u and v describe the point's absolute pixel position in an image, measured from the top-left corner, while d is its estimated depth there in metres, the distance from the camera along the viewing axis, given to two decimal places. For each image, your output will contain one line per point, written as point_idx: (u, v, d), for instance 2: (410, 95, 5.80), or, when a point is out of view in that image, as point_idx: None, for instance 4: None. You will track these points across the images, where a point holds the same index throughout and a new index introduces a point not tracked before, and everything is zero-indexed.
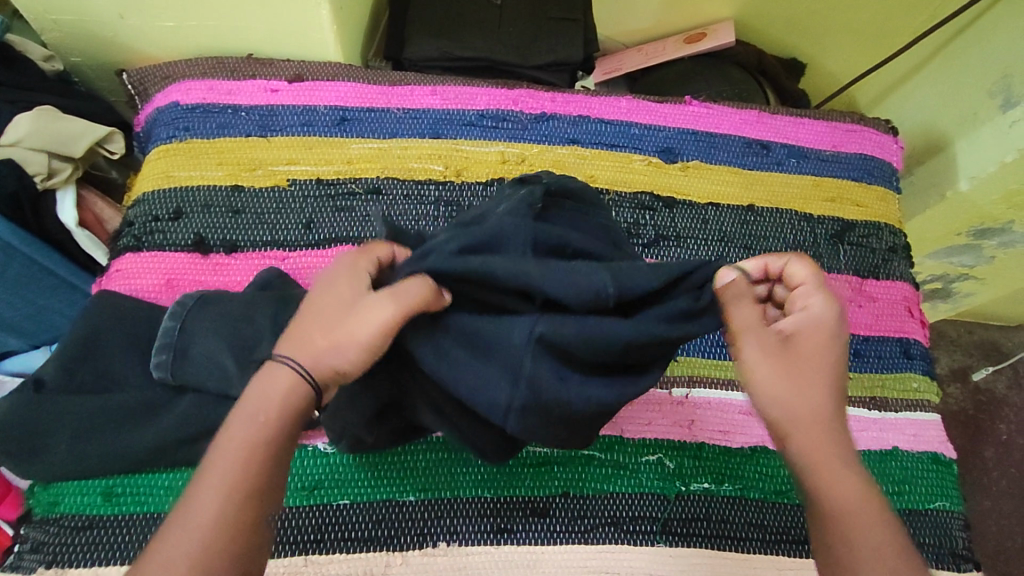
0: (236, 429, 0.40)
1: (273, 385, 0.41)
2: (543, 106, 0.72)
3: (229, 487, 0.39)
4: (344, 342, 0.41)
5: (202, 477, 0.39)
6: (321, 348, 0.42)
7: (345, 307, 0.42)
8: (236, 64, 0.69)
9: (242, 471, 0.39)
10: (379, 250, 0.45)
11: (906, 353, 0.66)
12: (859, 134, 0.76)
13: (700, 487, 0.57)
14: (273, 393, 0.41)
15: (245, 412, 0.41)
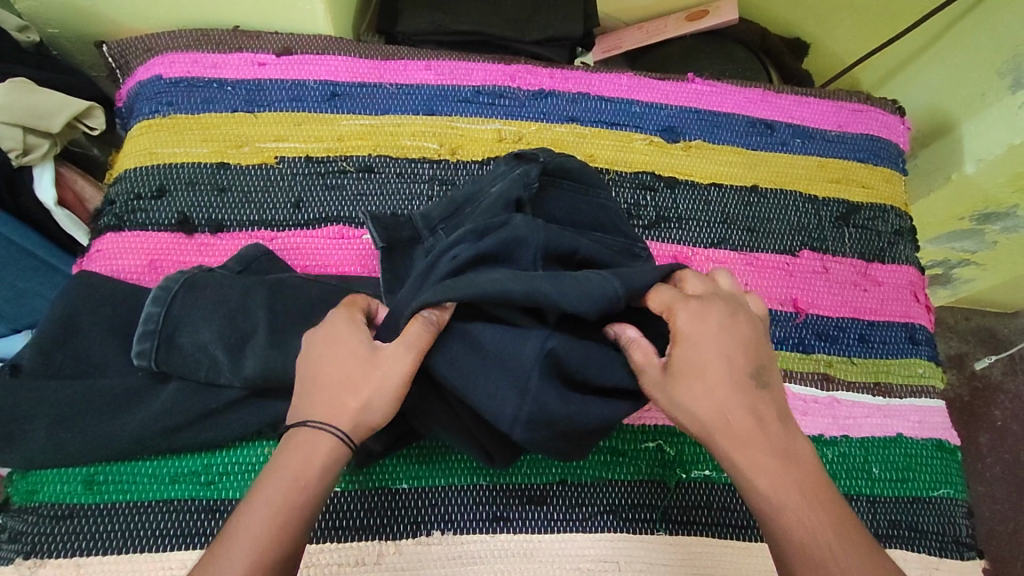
0: (272, 489, 0.39)
1: (309, 448, 0.41)
2: (542, 82, 0.69)
3: (265, 550, 0.37)
4: (375, 398, 0.42)
5: (234, 538, 0.37)
6: (348, 401, 0.42)
7: (362, 363, 0.43)
8: (221, 36, 0.66)
9: (279, 537, 0.38)
10: (361, 304, 0.48)
11: (911, 338, 0.65)
12: (866, 114, 0.74)
13: (702, 474, 0.55)
14: (306, 455, 0.40)
15: (280, 473, 0.40)
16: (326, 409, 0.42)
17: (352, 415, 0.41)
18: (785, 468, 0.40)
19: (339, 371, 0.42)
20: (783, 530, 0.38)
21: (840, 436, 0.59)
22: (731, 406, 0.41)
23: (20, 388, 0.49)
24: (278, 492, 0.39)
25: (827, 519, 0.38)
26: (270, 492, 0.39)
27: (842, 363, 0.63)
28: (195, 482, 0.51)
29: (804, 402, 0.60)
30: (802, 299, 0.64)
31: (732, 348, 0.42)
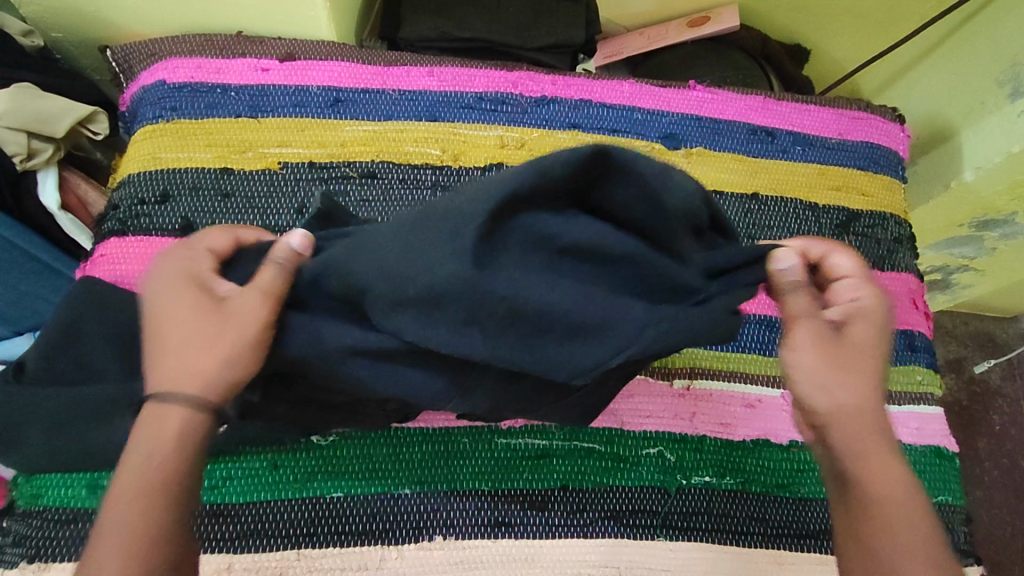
0: (130, 471, 0.39)
1: (156, 424, 0.40)
2: (544, 89, 0.70)
3: (142, 529, 0.38)
4: (217, 349, 0.41)
5: (107, 525, 0.38)
6: (197, 363, 0.41)
7: (193, 314, 0.42)
8: (224, 42, 0.67)
9: (148, 512, 0.39)
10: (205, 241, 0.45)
11: (910, 345, 0.65)
12: (866, 122, 0.74)
13: (701, 481, 0.56)
14: (161, 430, 0.40)
15: (135, 458, 0.40)
16: (173, 374, 0.41)
17: (199, 378, 0.41)
18: (895, 466, 0.42)
19: (176, 325, 0.42)
20: (891, 528, 0.40)
21: None
22: (862, 402, 0.42)
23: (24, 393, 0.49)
24: (144, 473, 0.39)
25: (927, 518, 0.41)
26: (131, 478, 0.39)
27: None
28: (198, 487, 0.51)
29: None
30: None
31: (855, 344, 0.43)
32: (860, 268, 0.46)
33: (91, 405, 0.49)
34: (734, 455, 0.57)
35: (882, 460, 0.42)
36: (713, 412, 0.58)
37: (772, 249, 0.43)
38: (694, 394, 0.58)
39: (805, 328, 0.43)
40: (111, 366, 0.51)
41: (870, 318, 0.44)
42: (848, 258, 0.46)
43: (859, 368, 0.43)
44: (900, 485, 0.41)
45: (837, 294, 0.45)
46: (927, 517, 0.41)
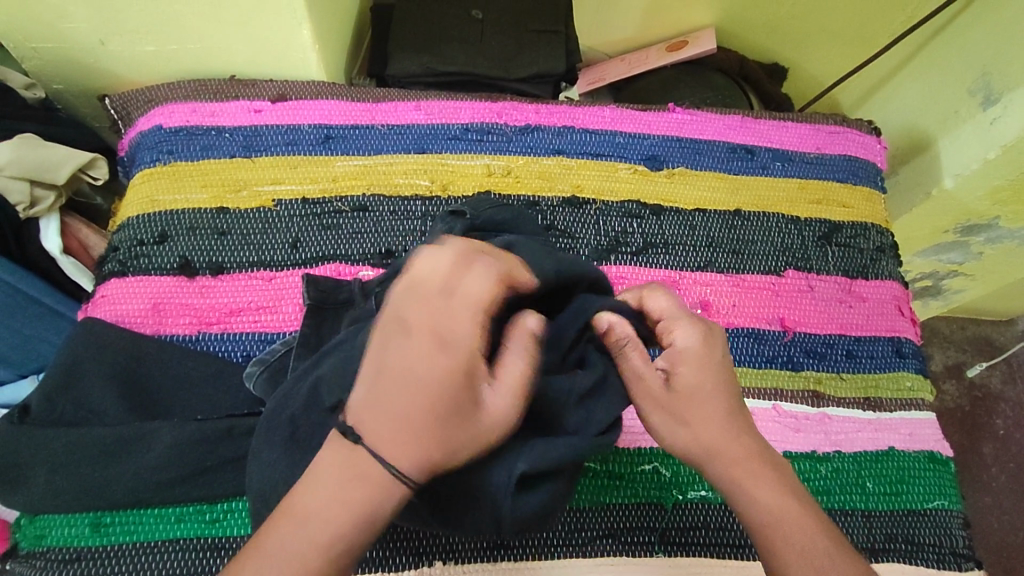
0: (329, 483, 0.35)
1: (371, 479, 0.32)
2: (527, 117, 0.72)
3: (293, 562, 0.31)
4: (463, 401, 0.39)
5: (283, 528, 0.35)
6: None
7: None
8: (219, 87, 0.69)
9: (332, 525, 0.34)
10: None
11: (898, 352, 0.66)
12: (841, 136, 0.76)
13: (698, 495, 0.56)
14: (342, 459, 0.33)
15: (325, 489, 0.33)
16: None
17: (421, 458, 0.32)
18: (767, 492, 0.42)
19: None
20: (779, 544, 0.40)
21: (833, 452, 0.60)
22: (716, 432, 0.43)
23: (27, 435, 0.50)
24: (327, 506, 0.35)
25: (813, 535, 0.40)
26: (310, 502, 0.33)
27: (831, 380, 0.64)
28: (200, 520, 0.52)
29: (795, 419, 0.61)
30: (788, 318, 0.66)
31: (708, 379, 0.44)
32: (674, 307, 0.47)
33: (92, 445, 0.50)
34: None
35: (756, 473, 0.42)
36: None
37: (593, 313, 0.46)
38: None
39: (640, 384, 0.44)
40: (110, 406, 0.52)
41: (698, 355, 0.44)
42: (661, 296, 0.48)
43: (707, 399, 0.43)
44: (776, 494, 0.42)
45: (669, 334, 0.46)
46: (814, 524, 0.41)
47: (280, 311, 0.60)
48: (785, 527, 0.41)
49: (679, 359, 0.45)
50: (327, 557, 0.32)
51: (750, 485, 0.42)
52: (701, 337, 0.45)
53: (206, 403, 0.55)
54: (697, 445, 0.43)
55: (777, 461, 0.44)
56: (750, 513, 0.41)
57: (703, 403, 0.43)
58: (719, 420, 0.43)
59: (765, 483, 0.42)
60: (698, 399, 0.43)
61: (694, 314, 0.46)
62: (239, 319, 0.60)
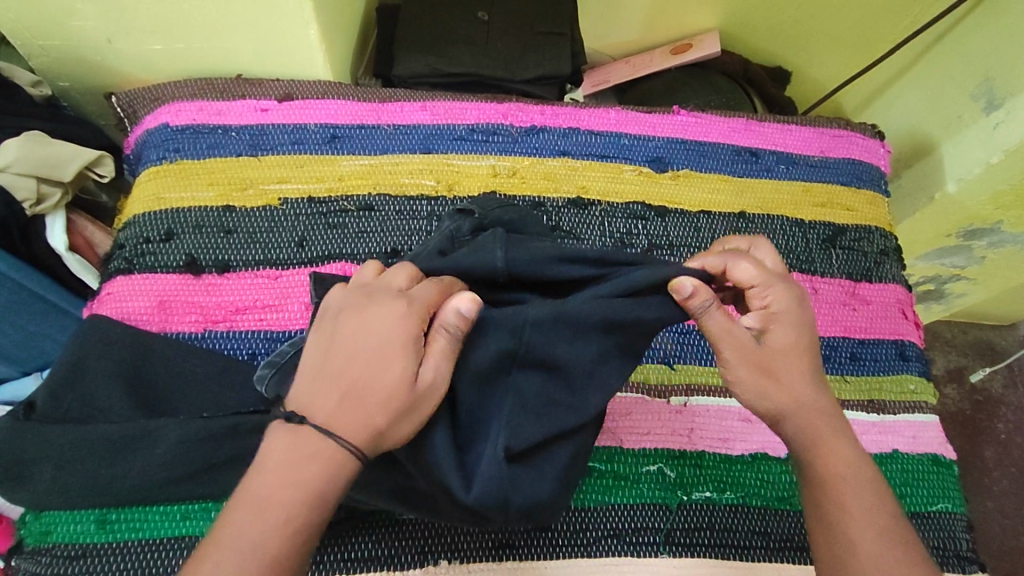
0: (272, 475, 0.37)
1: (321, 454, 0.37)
2: (533, 118, 0.72)
3: (255, 535, 0.35)
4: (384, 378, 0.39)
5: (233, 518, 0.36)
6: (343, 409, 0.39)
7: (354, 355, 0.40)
8: (226, 86, 0.69)
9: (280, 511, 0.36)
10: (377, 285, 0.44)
11: (901, 355, 0.67)
12: (845, 139, 0.77)
13: (702, 496, 0.57)
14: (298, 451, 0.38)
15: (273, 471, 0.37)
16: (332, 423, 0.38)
17: (360, 425, 0.38)
18: (842, 448, 0.45)
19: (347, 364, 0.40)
20: (838, 506, 0.43)
21: None
22: (797, 396, 0.45)
23: (34, 431, 0.50)
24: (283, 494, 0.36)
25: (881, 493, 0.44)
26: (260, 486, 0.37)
27: (835, 382, 0.64)
28: (206, 518, 0.52)
29: None
30: None
31: (796, 346, 0.46)
32: (764, 273, 0.47)
33: (98, 442, 0.50)
34: (734, 470, 0.58)
35: (833, 439, 0.45)
36: (711, 428, 0.59)
37: (674, 277, 0.44)
38: (691, 410, 0.59)
39: (728, 344, 0.45)
40: (115, 403, 0.52)
41: (790, 319, 0.46)
42: (749, 262, 0.47)
43: (796, 363, 0.46)
44: (849, 460, 0.45)
45: (759, 298, 0.47)
46: (880, 492, 0.44)
47: (286, 309, 0.60)
48: (851, 493, 0.44)
49: (769, 325, 0.46)
50: (287, 529, 0.36)
51: (826, 450, 0.45)
52: (792, 305, 0.47)
53: (211, 401, 0.55)
54: (781, 406, 0.45)
55: (847, 429, 0.46)
56: (819, 478, 0.44)
57: (788, 367, 0.46)
58: (800, 384, 0.46)
59: (840, 449, 0.45)
60: (784, 364, 0.46)
61: (782, 282, 0.47)
62: (245, 318, 0.60)
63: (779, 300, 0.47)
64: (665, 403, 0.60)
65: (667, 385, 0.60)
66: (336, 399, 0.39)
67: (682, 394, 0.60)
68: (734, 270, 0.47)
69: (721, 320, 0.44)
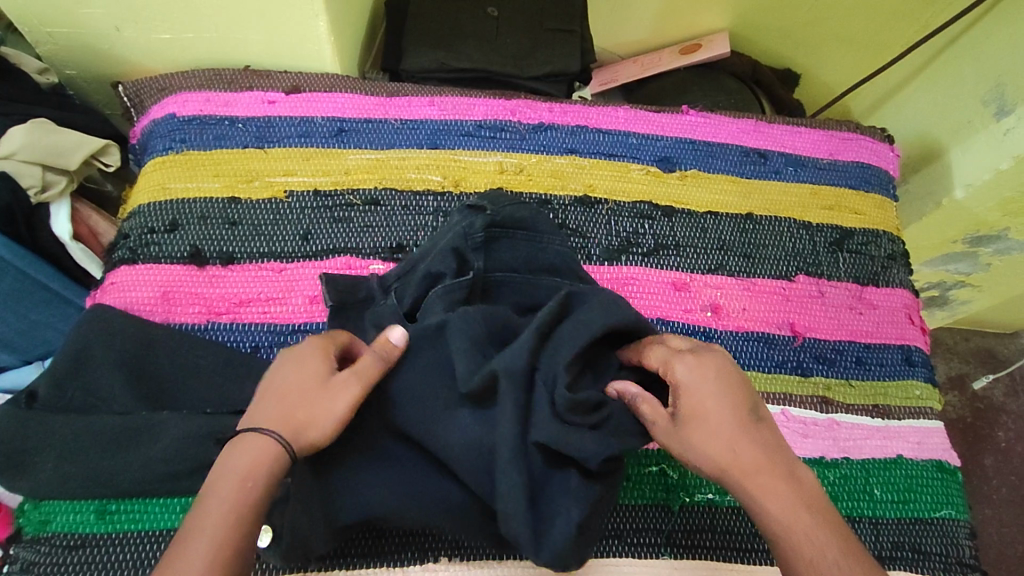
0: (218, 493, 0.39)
1: (248, 453, 0.40)
2: (541, 116, 0.72)
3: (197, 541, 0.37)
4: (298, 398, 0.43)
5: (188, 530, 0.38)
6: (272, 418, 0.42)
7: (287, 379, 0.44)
8: (233, 77, 0.69)
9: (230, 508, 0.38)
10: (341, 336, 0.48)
11: (907, 360, 0.66)
12: (854, 142, 0.76)
13: (705, 498, 0.56)
14: (234, 460, 0.40)
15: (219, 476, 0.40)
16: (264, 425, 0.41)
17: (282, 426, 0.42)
18: (782, 491, 0.40)
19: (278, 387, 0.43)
20: (790, 555, 0.39)
21: (841, 458, 0.60)
22: (727, 452, 0.41)
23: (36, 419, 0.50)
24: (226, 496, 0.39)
25: (819, 515, 0.40)
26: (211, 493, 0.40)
27: (840, 386, 0.64)
28: None
29: (804, 424, 0.61)
30: (799, 323, 0.65)
31: (720, 408, 0.43)
32: (668, 352, 0.46)
33: (99, 430, 0.50)
34: None
35: (767, 484, 0.41)
36: None
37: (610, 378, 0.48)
38: None
39: (653, 426, 0.44)
40: (118, 393, 0.52)
41: (702, 387, 0.43)
42: (655, 348, 0.47)
43: (715, 425, 0.42)
44: (787, 505, 0.40)
45: (673, 372, 0.45)
46: (825, 529, 0.39)
47: (291, 304, 0.60)
48: (797, 540, 0.39)
49: (684, 398, 0.44)
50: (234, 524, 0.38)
51: (764, 499, 0.40)
52: (701, 370, 0.44)
53: (214, 392, 0.54)
54: (712, 467, 0.42)
55: (790, 473, 0.41)
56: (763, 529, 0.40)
57: (712, 431, 0.42)
58: (728, 442, 0.42)
59: (780, 494, 0.40)
60: (705, 429, 0.42)
61: (691, 352, 0.45)
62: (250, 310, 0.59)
63: (686, 371, 0.44)
64: None
65: None
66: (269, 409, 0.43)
67: None
68: (646, 356, 0.47)
69: (646, 401, 0.45)
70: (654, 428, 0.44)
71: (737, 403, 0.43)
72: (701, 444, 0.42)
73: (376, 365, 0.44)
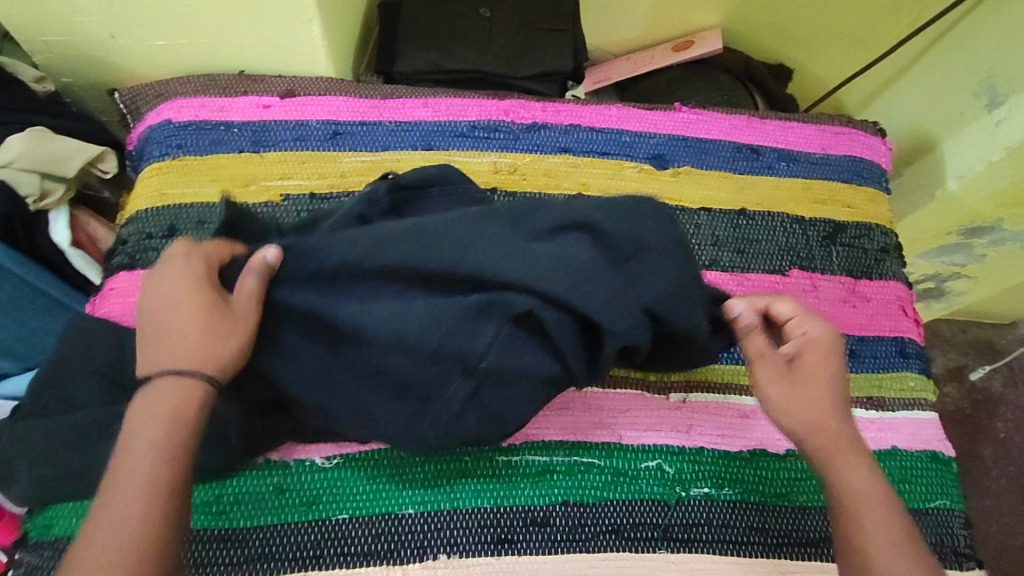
0: (133, 461, 0.42)
1: (161, 405, 0.44)
2: (534, 115, 0.72)
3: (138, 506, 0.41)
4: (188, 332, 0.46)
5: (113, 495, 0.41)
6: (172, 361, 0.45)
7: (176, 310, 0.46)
8: (228, 82, 0.70)
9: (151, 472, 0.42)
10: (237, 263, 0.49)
11: (901, 352, 0.67)
12: (847, 137, 0.77)
13: (701, 493, 0.57)
14: (146, 416, 0.44)
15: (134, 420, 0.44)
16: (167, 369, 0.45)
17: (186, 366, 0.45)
18: (854, 462, 0.48)
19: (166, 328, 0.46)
20: (854, 518, 0.46)
21: None
22: (818, 410, 0.49)
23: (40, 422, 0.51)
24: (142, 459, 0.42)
25: (887, 500, 0.46)
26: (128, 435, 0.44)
27: None
28: (208, 512, 0.52)
29: None
30: None
31: (838, 376, 0.51)
32: (801, 307, 0.53)
33: (101, 433, 0.51)
34: (732, 467, 0.58)
35: (841, 454, 0.48)
36: (709, 423, 0.60)
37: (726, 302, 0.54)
38: (690, 406, 0.60)
39: (766, 363, 0.51)
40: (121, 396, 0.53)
41: (826, 346, 0.51)
42: (789, 301, 0.54)
43: (825, 381, 0.50)
44: (859, 476, 0.47)
45: (801, 328, 0.52)
46: (889, 507, 0.46)
47: None
48: (863, 505, 0.46)
49: (803, 352, 0.51)
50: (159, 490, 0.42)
51: (840, 463, 0.47)
52: (827, 335, 0.52)
53: None
54: (801, 421, 0.49)
55: (860, 448, 0.49)
56: (833, 488, 0.47)
57: (813, 389, 0.50)
58: (820, 403, 0.49)
59: (853, 463, 0.48)
60: (810, 383, 0.50)
61: (819, 316, 0.53)
62: None
63: (824, 332, 0.52)
64: (664, 399, 0.60)
65: (668, 382, 0.61)
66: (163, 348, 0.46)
67: (681, 391, 0.61)
68: (775, 305, 0.54)
69: (760, 342, 0.52)
70: (763, 365, 0.51)
71: (839, 376, 0.51)
72: (801, 395, 0.49)
73: (259, 285, 0.47)
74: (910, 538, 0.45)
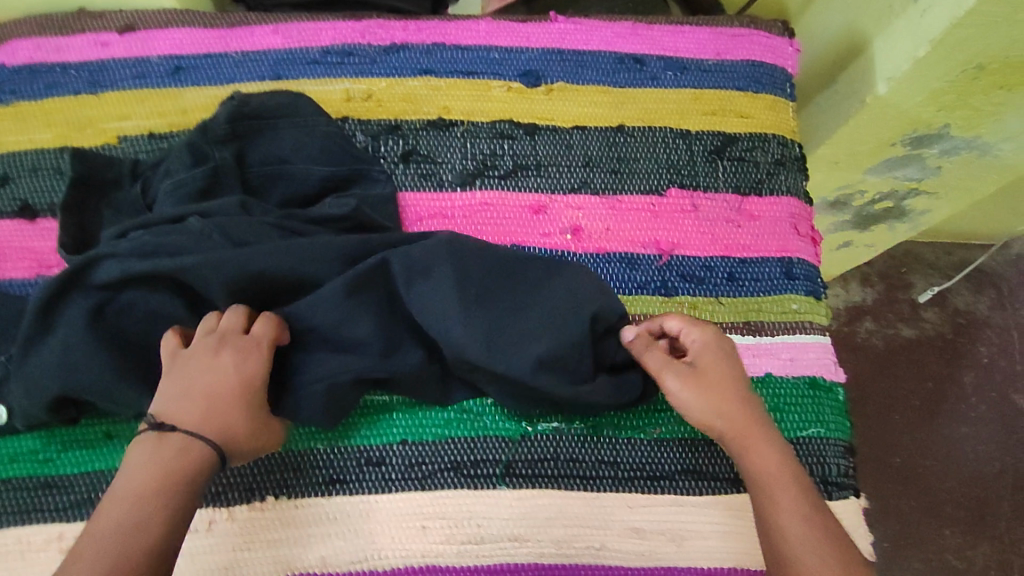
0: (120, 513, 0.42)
1: (149, 463, 0.43)
2: (394, 36, 0.67)
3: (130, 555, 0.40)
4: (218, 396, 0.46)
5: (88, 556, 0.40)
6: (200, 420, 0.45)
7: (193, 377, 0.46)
8: (64, 20, 0.66)
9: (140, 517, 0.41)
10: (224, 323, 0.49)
11: (788, 274, 0.61)
12: (747, 38, 0.69)
13: (549, 427, 0.55)
14: (146, 460, 0.44)
15: (113, 503, 0.42)
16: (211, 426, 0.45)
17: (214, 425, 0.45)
18: (769, 448, 0.49)
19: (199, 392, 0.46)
20: (767, 499, 0.47)
21: None
22: (727, 407, 0.50)
23: None
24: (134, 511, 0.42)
25: (796, 481, 0.48)
26: (114, 518, 0.41)
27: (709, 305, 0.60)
28: (33, 460, 0.52)
29: None
30: (665, 241, 0.61)
31: (733, 373, 0.52)
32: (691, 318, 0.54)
33: None
34: None
35: (750, 444, 0.49)
36: None
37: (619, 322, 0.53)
38: None
39: (671, 374, 0.51)
40: None
41: (717, 347, 0.52)
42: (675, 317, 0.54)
43: (721, 378, 0.51)
44: (768, 461, 0.49)
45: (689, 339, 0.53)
46: (797, 485, 0.48)
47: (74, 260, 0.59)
48: (776, 487, 0.47)
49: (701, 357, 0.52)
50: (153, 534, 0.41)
51: (755, 451, 0.49)
52: (712, 336, 0.53)
53: None
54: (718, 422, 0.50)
55: (770, 430, 0.50)
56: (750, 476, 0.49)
57: (716, 389, 0.51)
58: (726, 401, 0.50)
59: (768, 449, 0.49)
60: (712, 384, 0.51)
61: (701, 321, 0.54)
62: None
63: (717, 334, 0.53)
64: None
65: None
66: (178, 397, 0.46)
67: None
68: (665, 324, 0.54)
69: (657, 357, 0.52)
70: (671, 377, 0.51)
71: (733, 374, 0.52)
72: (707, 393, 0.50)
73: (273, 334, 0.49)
74: (818, 513, 0.47)
